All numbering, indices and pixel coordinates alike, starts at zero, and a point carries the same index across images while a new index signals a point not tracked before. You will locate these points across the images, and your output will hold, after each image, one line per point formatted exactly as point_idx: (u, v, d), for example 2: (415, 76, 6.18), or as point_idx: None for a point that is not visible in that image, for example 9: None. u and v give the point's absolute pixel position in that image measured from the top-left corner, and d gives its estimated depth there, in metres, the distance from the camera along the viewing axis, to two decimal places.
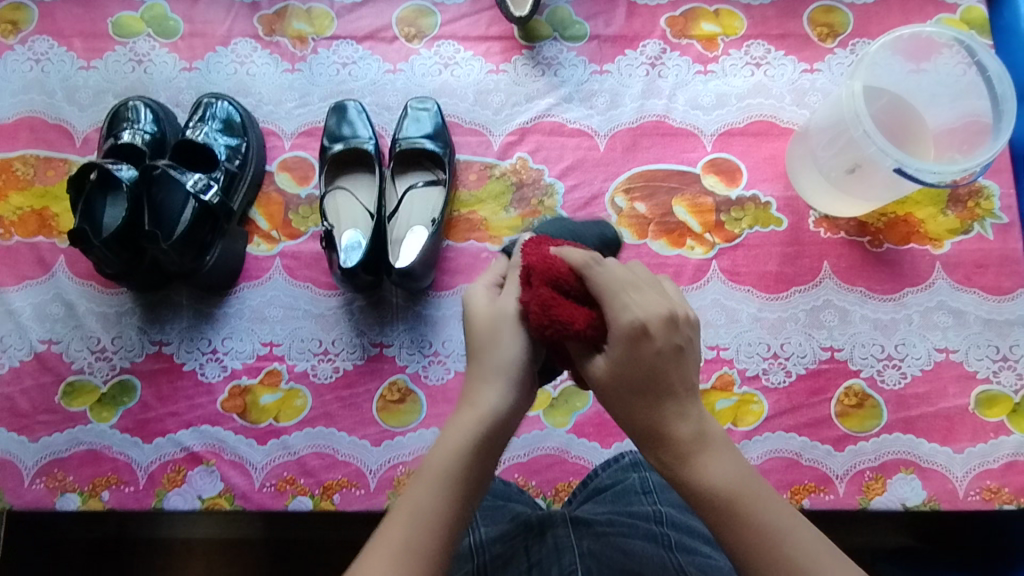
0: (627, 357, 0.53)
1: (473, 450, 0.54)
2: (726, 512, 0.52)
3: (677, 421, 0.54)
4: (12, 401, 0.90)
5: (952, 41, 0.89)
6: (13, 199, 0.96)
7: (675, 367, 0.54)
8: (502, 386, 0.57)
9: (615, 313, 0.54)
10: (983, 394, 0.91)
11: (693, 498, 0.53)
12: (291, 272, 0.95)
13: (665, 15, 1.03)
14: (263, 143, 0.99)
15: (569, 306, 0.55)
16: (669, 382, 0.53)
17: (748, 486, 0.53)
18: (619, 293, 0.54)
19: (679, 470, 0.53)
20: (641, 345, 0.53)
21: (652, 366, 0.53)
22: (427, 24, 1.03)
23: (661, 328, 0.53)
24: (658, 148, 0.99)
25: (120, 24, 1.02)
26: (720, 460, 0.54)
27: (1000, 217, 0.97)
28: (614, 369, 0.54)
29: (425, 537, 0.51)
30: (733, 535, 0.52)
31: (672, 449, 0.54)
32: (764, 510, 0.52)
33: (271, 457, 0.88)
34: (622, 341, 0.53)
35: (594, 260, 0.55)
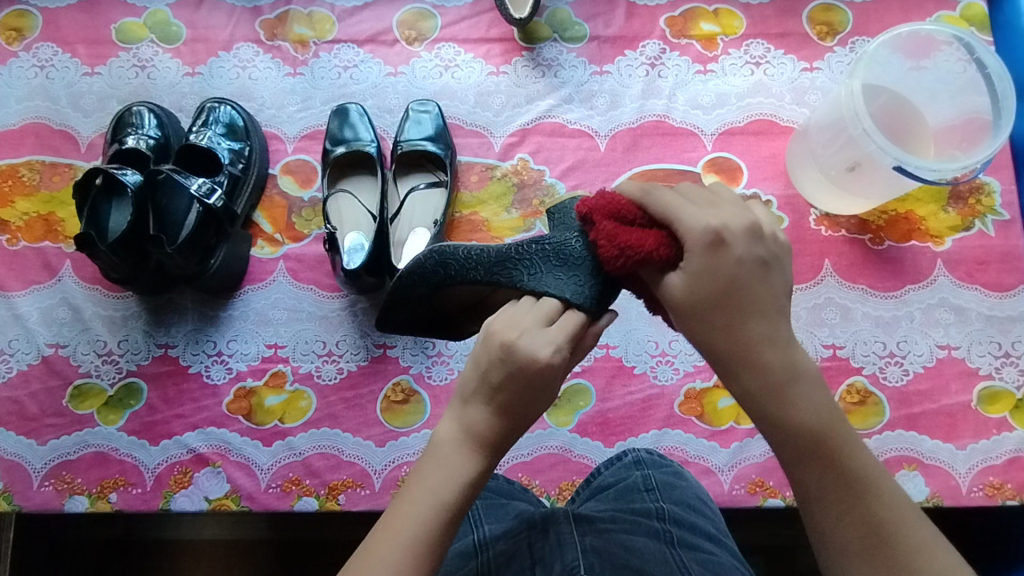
0: (703, 267, 0.53)
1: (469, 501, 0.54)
2: (810, 444, 0.53)
3: (766, 344, 0.53)
4: (20, 405, 0.91)
5: (952, 38, 0.90)
6: (19, 205, 0.97)
7: (757, 280, 0.53)
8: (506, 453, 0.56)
9: (689, 219, 0.54)
10: (985, 390, 0.91)
11: (780, 429, 0.54)
12: (295, 275, 0.96)
13: (664, 15, 1.04)
14: (265, 146, 1.00)
15: (637, 233, 0.56)
16: (751, 298, 0.53)
17: (833, 417, 0.54)
18: (681, 210, 0.55)
19: (771, 401, 0.54)
20: (714, 253, 0.53)
21: (730, 277, 0.53)
22: (427, 26, 1.04)
23: (739, 232, 0.54)
24: (658, 148, 0.99)
25: (123, 30, 1.03)
26: (809, 393, 0.54)
27: (1000, 214, 0.97)
28: (689, 282, 0.54)
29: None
30: (811, 467, 0.54)
31: (760, 377, 0.53)
32: (846, 445, 0.54)
33: (277, 459, 0.89)
34: (697, 249, 0.53)
35: (651, 188, 0.57)
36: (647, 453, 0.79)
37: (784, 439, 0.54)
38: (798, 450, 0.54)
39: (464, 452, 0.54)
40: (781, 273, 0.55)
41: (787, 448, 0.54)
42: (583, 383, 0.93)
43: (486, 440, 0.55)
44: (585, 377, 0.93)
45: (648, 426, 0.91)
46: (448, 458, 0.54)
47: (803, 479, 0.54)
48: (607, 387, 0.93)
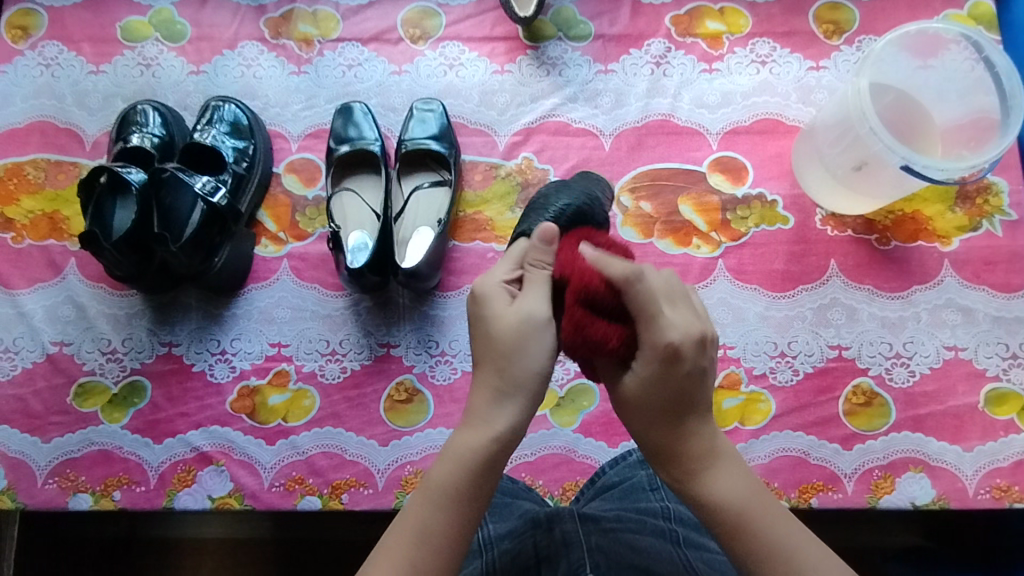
0: (657, 374, 0.55)
1: (479, 472, 0.56)
2: (734, 531, 0.54)
3: (694, 439, 0.57)
4: (25, 402, 0.91)
5: (959, 37, 0.89)
6: (24, 203, 0.97)
7: (698, 389, 0.56)
8: (514, 406, 0.57)
9: (650, 332, 0.55)
10: (992, 392, 0.90)
11: (705, 514, 0.56)
12: (298, 273, 0.96)
13: (669, 14, 1.03)
14: (269, 145, 1.00)
15: (602, 322, 0.56)
16: (693, 401, 0.56)
17: (758, 501, 0.56)
18: (656, 312, 0.55)
19: (692, 488, 0.56)
20: (671, 364, 0.55)
21: (681, 387, 0.55)
22: (431, 25, 1.03)
23: (693, 348, 0.55)
24: (663, 148, 0.99)
25: (128, 28, 1.03)
26: (732, 479, 0.56)
27: (1008, 214, 0.96)
28: (645, 384, 0.56)
29: (432, 559, 0.53)
30: (734, 559, 0.55)
31: (684, 467, 0.56)
32: (770, 529, 0.54)
33: (280, 457, 0.89)
34: (655, 358, 0.55)
35: (634, 274, 0.56)
36: None
37: (708, 523, 0.56)
38: (719, 540, 0.55)
39: (463, 432, 0.58)
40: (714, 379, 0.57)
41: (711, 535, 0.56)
42: (587, 383, 0.92)
43: (486, 411, 0.57)
44: (589, 377, 0.93)
45: None
46: (447, 448, 0.57)
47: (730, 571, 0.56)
48: None
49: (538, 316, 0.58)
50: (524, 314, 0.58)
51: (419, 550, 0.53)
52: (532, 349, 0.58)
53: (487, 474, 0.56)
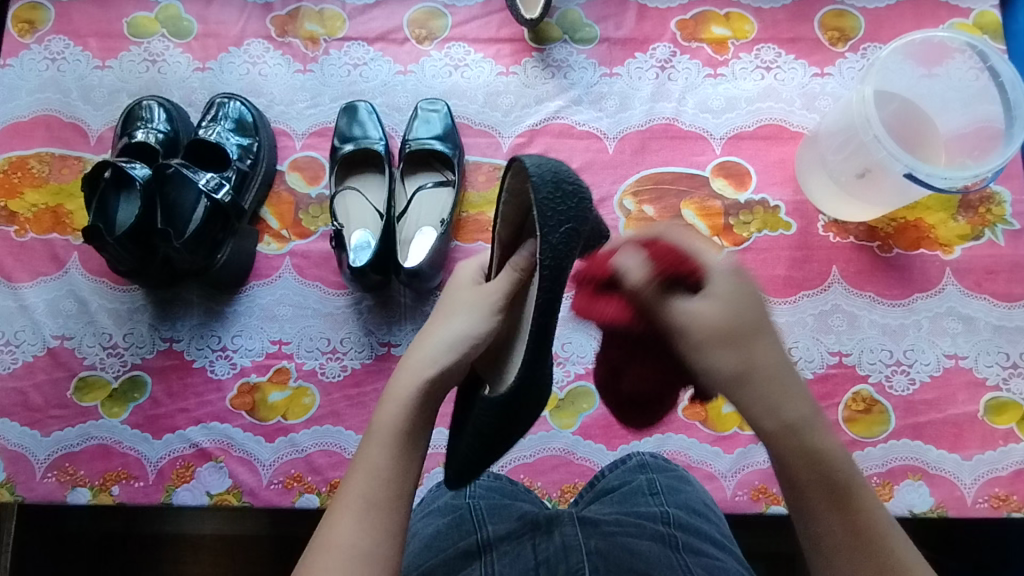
0: (735, 292, 0.58)
1: (418, 408, 0.59)
2: (833, 482, 0.54)
3: (788, 374, 0.57)
4: (25, 396, 0.91)
5: (965, 45, 0.90)
6: (27, 197, 0.97)
7: (772, 321, 0.58)
8: (441, 355, 0.62)
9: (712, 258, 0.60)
10: (992, 401, 0.90)
11: (806, 462, 0.54)
12: (301, 271, 0.96)
13: (675, 18, 1.03)
14: (274, 142, 1.00)
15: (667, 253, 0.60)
16: (775, 336, 0.58)
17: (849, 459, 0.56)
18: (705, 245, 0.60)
19: (795, 432, 0.55)
20: (739, 278, 0.59)
21: (758, 306, 0.58)
22: (437, 25, 1.04)
23: (752, 274, 0.60)
24: (667, 152, 0.99)
25: (135, 24, 1.03)
26: (826, 434, 0.56)
27: (1010, 223, 0.96)
28: (729, 304, 0.57)
29: (382, 492, 0.55)
30: (836, 516, 0.53)
31: (789, 403, 0.55)
32: (867, 494, 0.54)
33: (279, 455, 0.89)
34: (723, 276, 0.58)
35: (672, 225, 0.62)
36: (651, 457, 0.79)
37: (806, 474, 0.54)
38: (818, 490, 0.54)
39: (376, 442, 0.57)
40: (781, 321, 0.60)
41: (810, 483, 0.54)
42: (587, 386, 0.92)
43: (416, 363, 0.62)
44: (588, 379, 0.93)
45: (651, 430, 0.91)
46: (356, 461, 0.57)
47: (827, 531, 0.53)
48: None
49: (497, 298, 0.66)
50: (487, 292, 0.66)
51: (369, 484, 0.55)
52: (473, 312, 0.65)
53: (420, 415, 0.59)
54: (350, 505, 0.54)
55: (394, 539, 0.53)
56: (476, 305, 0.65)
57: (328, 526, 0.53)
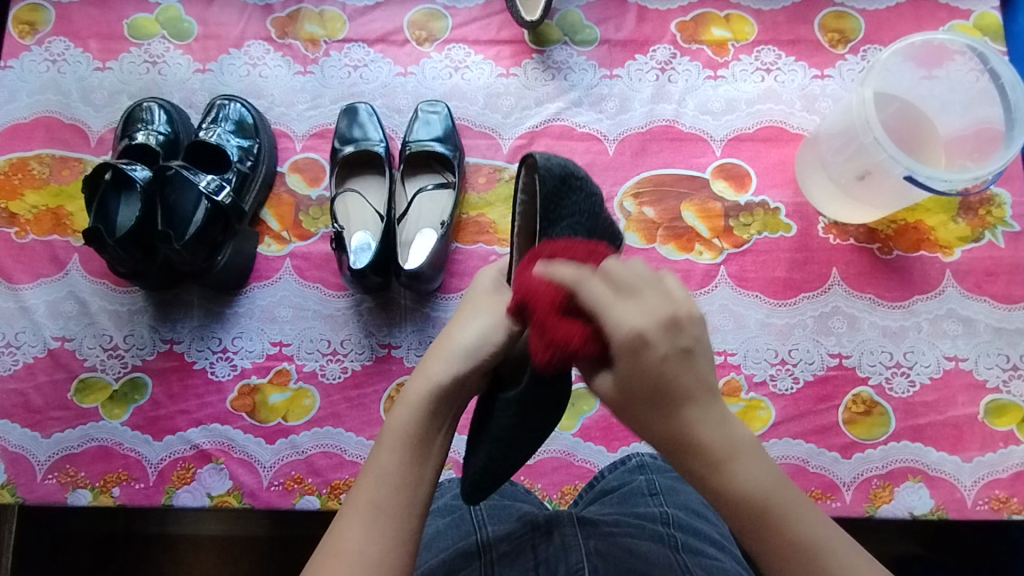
0: (631, 370, 0.52)
1: (429, 413, 0.60)
2: (754, 523, 0.53)
3: (701, 425, 0.53)
4: (25, 397, 0.91)
5: (965, 48, 0.89)
6: (28, 198, 0.97)
7: (683, 372, 0.52)
8: (456, 362, 0.61)
9: (614, 323, 0.52)
10: (992, 403, 0.90)
11: (728, 505, 0.53)
12: (301, 272, 0.96)
13: (675, 20, 1.03)
14: (274, 144, 1.00)
15: (565, 326, 0.54)
16: (683, 390, 0.52)
17: (778, 491, 0.53)
18: (610, 305, 0.53)
19: (711, 479, 0.53)
20: (638, 354, 0.52)
21: (659, 378, 0.52)
22: (438, 27, 1.04)
23: (659, 333, 0.52)
24: (667, 153, 0.99)
25: (135, 26, 1.03)
26: (750, 464, 0.53)
27: (1010, 225, 0.96)
28: (623, 382, 0.53)
29: (391, 496, 0.55)
30: (762, 546, 0.53)
31: (702, 457, 0.53)
32: (798, 518, 0.53)
33: (279, 457, 0.89)
34: (622, 354, 0.52)
35: (584, 275, 0.54)
36: (651, 458, 0.79)
37: (727, 513, 0.54)
38: (743, 526, 0.54)
39: (388, 445, 0.58)
40: (705, 357, 0.54)
41: (735, 522, 0.54)
42: (587, 387, 0.93)
43: (431, 368, 0.62)
44: None
45: None
46: (366, 465, 0.58)
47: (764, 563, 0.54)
48: None
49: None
50: (513, 298, 0.65)
51: (378, 488, 0.55)
52: (495, 318, 0.63)
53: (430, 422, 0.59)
54: (360, 513, 0.54)
55: (403, 542, 0.53)
56: (501, 308, 0.64)
57: (337, 529, 0.54)
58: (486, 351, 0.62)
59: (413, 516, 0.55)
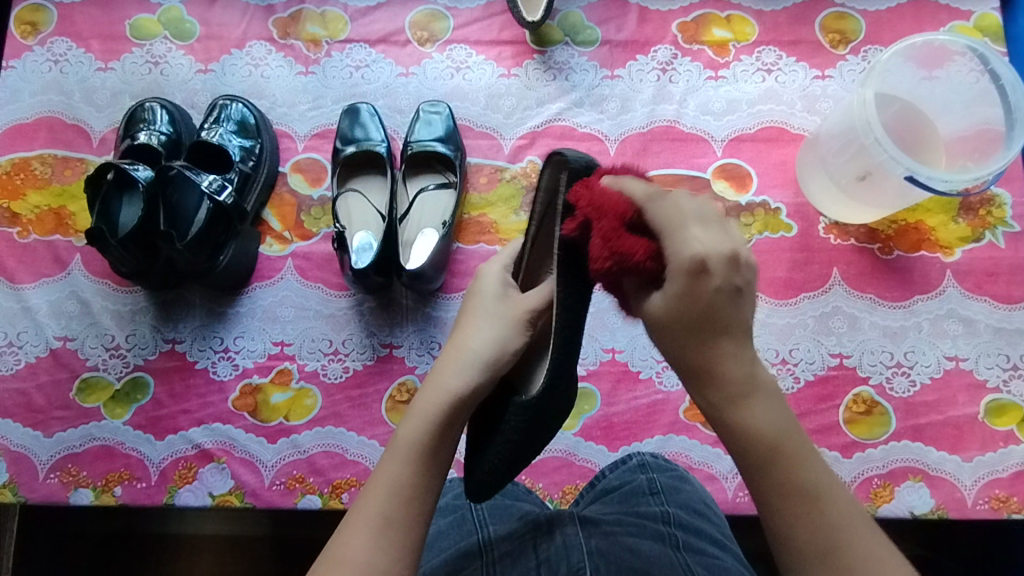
0: (683, 292, 0.50)
1: (441, 425, 0.59)
2: (760, 460, 0.53)
3: (729, 361, 0.52)
4: (27, 397, 0.91)
5: (966, 48, 0.89)
6: (30, 198, 0.98)
7: (733, 308, 0.50)
8: (470, 372, 0.61)
9: (676, 247, 0.50)
10: (992, 403, 0.90)
11: (741, 439, 0.53)
12: (303, 272, 0.96)
13: (676, 20, 1.04)
14: (276, 144, 1.00)
15: (632, 238, 0.51)
16: (727, 323, 0.51)
17: (790, 435, 0.53)
18: (682, 226, 0.50)
19: (728, 412, 0.53)
20: (697, 280, 0.49)
21: (711, 305, 0.50)
22: (439, 28, 1.04)
23: (721, 264, 0.50)
24: (667, 153, 0.99)
25: (137, 26, 1.04)
26: (767, 406, 0.53)
27: (1011, 226, 0.96)
28: (671, 304, 0.50)
29: (398, 511, 0.55)
30: (765, 479, 0.53)
31: (721, 388, 0.52)
32: (802, 466, 0.53)
33: (281, 456, 0.89)
34: (682, 274, 0.50)
35: (657, 194, 0.52)
36: (651, 457, 0.79)
37: (735, 447, 0.53)
38: (746, 459, 0.53)
39: (398, 456, 0.58)
40: (755, 299, 0.52)
41: (744, 457, 0.53)
42: (588, 387, 0.93)
43: (443, 375, 0.62)
44: (590, 381, 0.93)
45: (653, 432, 0.91)
46: (374, 475, 0.58)
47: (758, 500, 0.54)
48: (612, 392, 0.92)
49: (533, 310, 0.65)
50: (521, 303, 0.66)
51: (387, 501, 0.55)
52: (506, 327, 0.64)
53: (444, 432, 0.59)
54: (365, 525, 0.54)
55: (407, 556, 0.54)
56: (511, 316, 0.65)
57: (343, 539, 0.54)
58: (497, 360, 0.62)
59: (418, 531, 0.55)
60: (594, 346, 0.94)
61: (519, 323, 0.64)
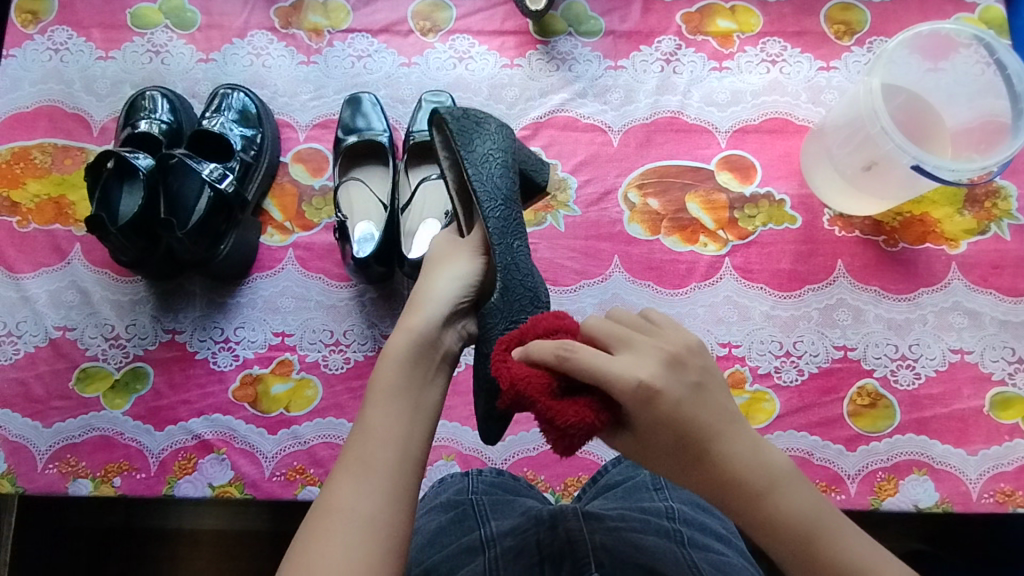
0: (653, 424, 0.53)
1: (413, 362, 0.62)
2: (802, 556, 0.52)
3: (730, 455, 0.54)
4: (26, 386, 0.90)
5: (971, 39, 0.89)
6: (30, 187, 0.97)
7: (700, 406, 0.54)
8: (432, 311, 0.65)
9: (620, 381, 0.53)
10: (998, 396, 0.90)
11: (776, 538, 0.53)
12: (304, 263, 0.95)
13: (680, 11, 1.03)
14: (277, 134, 1.00)
15: (569, 406, 0.54)
16: (705, 428, 0.54)
17: (823, 515, 0.53)
18: (606, 368, 0.53)
19: (753, 514, 0.53)
20: (653, 403, 0.53)
21: (681, 419, 0.53)
22: (441, 18, 1.03)
23: (666, 381, 0.53)
24: (671, 145, 0.99)
25: (138, 15, 1.03)
26: (791, 493, 0.53)
27: (1016, 218, 0.96)
28: (647, 439, 0.54)
29: (382, 449, 0.55)
30: (810, 575, 0.52)
31: (741, 496, 0.53)
32: (839, 538, 0.52)
33: (281, 447, 0.88)
34: (637, 407, 0.53)
35: (565, 349, 0.55)
36: None
37: (779, 553, 0.53)
38: (794, 564, 0.53)
39: (381, 400, 0.59)
40: (713, 388, 0.56)
41: (779, 552, 0.53)
42: None
43: (408, 319, 0.65)
44: None
45: None
46: (357, 426, 0.58)
47: None
48: None
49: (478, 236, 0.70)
50: (468, 240, 0.71)
51: (367, 442, 0.56)
52: (459, 267, 0.69)
53: (415, 371, 0.62)
54: (351, 468, 0.54)
55: (398, 488, 0.54)
56: (463, 251, 0.70)
57: (332, 483, 0.54)
58: (456, 291, 0.67)
59: (408, 462, 0.56)
60: None
61: (469, 253, 0.70)
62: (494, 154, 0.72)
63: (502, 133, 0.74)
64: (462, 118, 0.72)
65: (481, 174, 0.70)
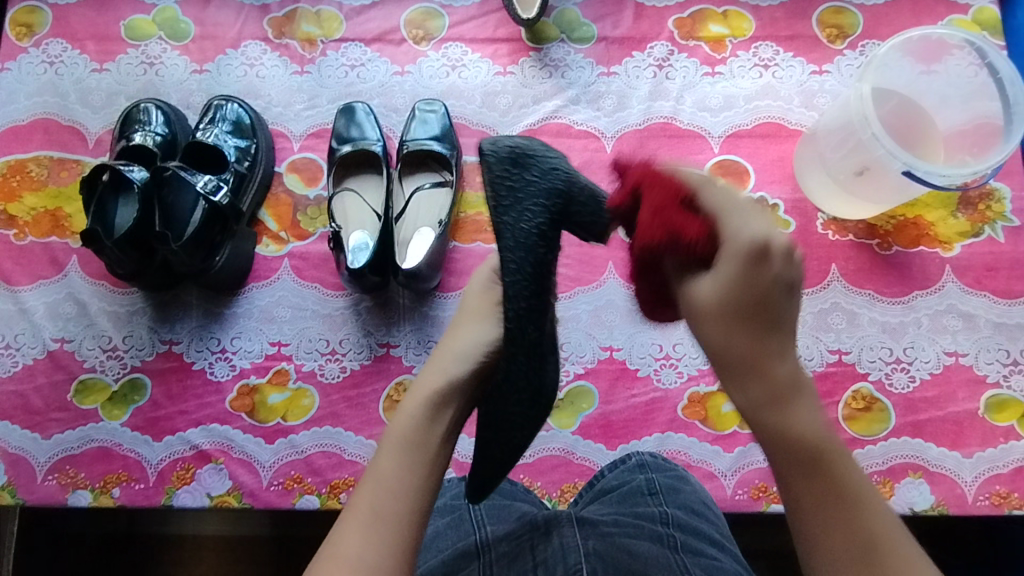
0: (740, 275, 0.55)
1: (427, 421, 0.62)
2: (806, 460, 0.56)
3: (774, 360, 0.57)
4: (25, 399, 0.91)
5: (964, 42, 0.89)
6: (26, 200, 0.97)
7: (785, 301, 0.57)
8: (452, 365, 0.65)
9: (733, 230, 0.56)
10: (993, 398, 0.90)
11: (777, 440, 0.57)
12: (299, 272, 0.96)
13: (672, 16, 1.03)
14: (272, 144, 1.00)
15: (680, 215, 0.56)
16: (775, 315, 0.57)
17: (830, 439, 0.57)
18: (734, 212, 0.57)
19: (768, 412, 0.57)
20: (756, 264, 0.55)
21: (763, 291, 0.55)
22: (434, 26, 1.03)
23: (781, 254, 0.56)
24: (665, 150, 0.99)
25: (132, 27, 1.03)
26: (807, 409, 0.57)
27: (1010, 220, 0.96)
28: (723, 287, 0.55)
29: (389, 503, 0.56)
30: (802, 486, 0.56)
31: (766, 387, 0.57)
32: (844, 465, 0.57)
33: (279, 456, 0.89)
34: (736, 256, 0.55)
35: (709, 181, 0.58)
36: (651, 457, 0.79)
37: (778, 452, 0.57)
38: (787, 461, 0.57)
39: (391, 454, 0.60)
40: (797, 300, 0.58)
41: (780, 459, 0.57)
42: (586, 385, 0.92)
43: (430, 374, 0.65)
44: (588, 378, 0.93)
45: (651, 429, 0.90)
46: (365, 475, 0.60)
47: (793, 490, 0.57)
48: (610, 390, 0.92)
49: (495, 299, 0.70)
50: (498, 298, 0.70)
51: (377, 496, 0.57)
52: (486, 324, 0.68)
53: (427, 426, 0.62)
54: (359, 519, 0.56)
55: (399, 546, 0.54)
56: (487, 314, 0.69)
57: (336, 536, 0.55)
58: (480, 352, 0.66)
59: (409, 524, 0.56)
60: (592, 344, 0.94)
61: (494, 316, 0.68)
62: (543, 205, 0.62)
63: (549, 176, 0.63)
64: (507, 162, 0.63)
65: (519, 238, 0.60)
